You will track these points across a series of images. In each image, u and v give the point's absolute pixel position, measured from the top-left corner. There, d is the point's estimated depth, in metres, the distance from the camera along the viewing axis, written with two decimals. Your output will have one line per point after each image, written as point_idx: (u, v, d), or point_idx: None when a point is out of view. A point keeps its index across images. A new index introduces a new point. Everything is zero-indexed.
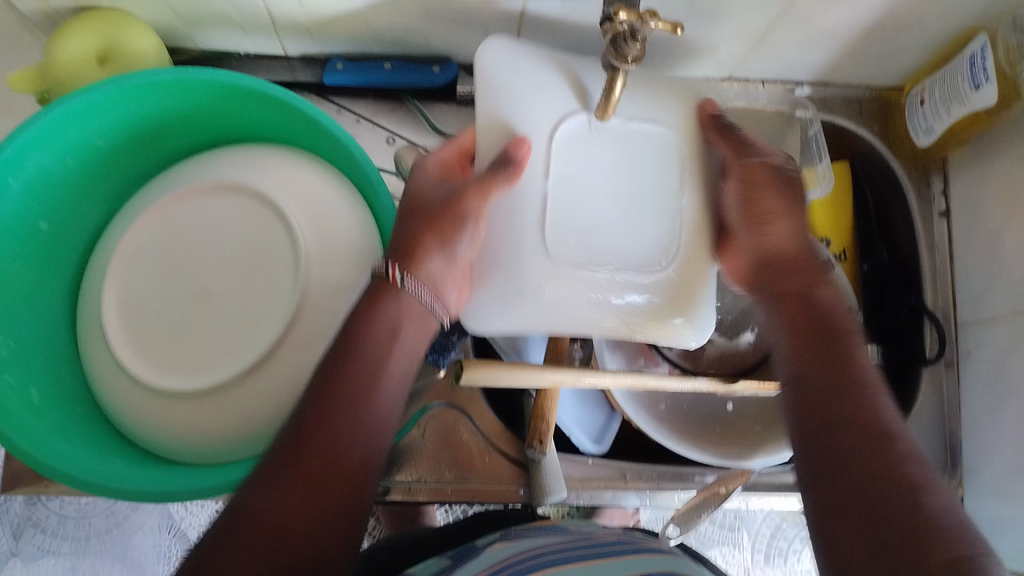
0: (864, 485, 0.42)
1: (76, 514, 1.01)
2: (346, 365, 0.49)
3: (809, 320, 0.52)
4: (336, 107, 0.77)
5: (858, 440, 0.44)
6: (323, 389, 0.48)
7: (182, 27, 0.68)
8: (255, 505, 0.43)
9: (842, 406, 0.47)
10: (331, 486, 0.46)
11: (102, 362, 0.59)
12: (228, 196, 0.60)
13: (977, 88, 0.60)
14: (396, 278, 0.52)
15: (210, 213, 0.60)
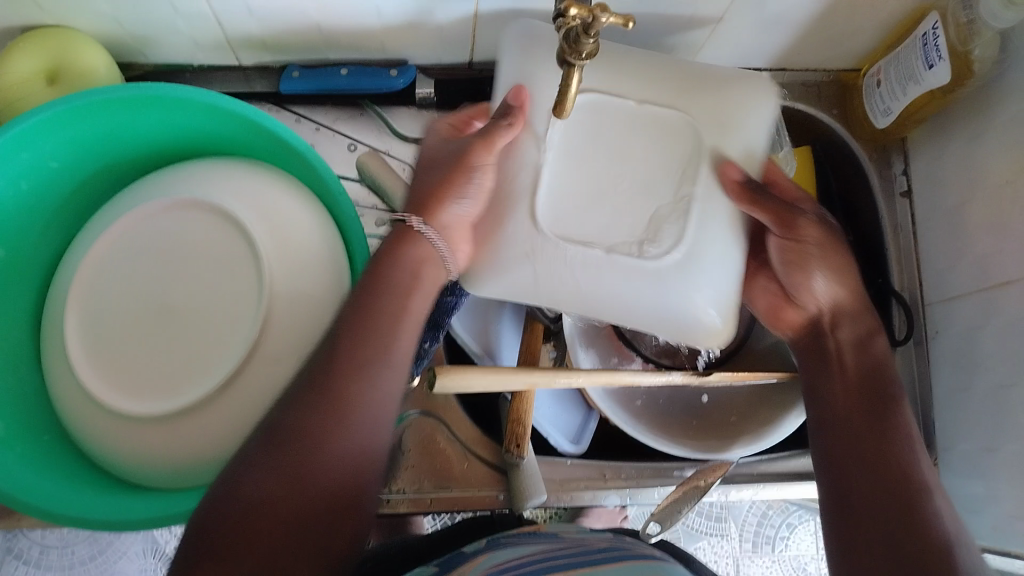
0: (888, 523, 0.50)
1: (58, 543, 0.99)
2: (348, 347, 0.49)
3: (856, 365, 0.57)
4: (295, 117, 0.71)
5: (891, 488, 0.51)
6: (323, 367, 0.48)
7: (135, 45, 0.63)
8: (249, 485, 0.44)
9: (877, 452, 0.53)
10: (319, 486, 0.45)
11: (68, 390, 0.54)
12: (193, 207, 0.56)
13: (930, 67, 0.59)
14: (415, 223, 0.52)
15: (178, 222, 0.56)
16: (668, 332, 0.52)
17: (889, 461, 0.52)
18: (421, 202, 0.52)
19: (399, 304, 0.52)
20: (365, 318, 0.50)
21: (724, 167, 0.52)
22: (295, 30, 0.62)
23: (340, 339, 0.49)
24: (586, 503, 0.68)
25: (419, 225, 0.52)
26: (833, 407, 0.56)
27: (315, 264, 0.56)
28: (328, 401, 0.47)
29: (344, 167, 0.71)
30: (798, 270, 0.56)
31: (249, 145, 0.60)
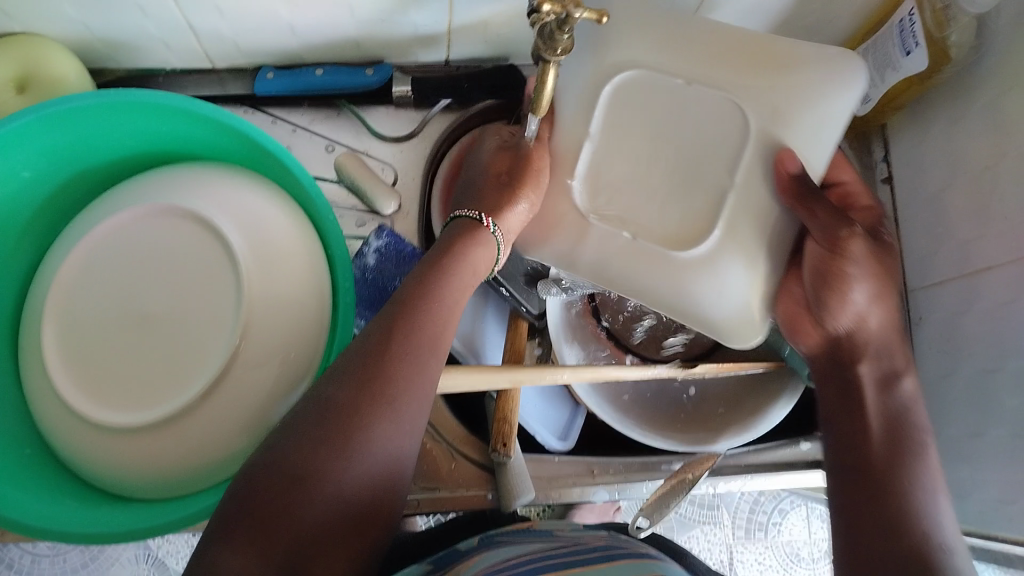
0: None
1: (50, 551, 0.99)
2: (399, 332, 0.49)
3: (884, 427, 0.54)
4: (271, 118, 0.70)
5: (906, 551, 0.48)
6: (376, 350, 0.48)
7: (105, 50, 0.63)
8: (283, 467, 0.43)
9: (895, 508, 0.50)
10: (344, 510, 0.44)
11: (48, 404, 0.53)
12: (176, 210, 0.55)
13: (908, 53, 0.59)
14: (487, 222, 0.55)
15: (163, 222, 0.55)
16: (688, 320, 0.55)
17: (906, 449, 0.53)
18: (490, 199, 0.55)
19: (446, 296, 0.52)
20: (413, 307, 0.50)
21: (781, 159, 0.52)
22: (267, 32, 0.61)
23: (394, 324, 0.49)
24: (574, 499, 0.68)
25: (492, 226, 0.55)
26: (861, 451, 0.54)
27: (294, 266, 0.55)
28: (379, 385, 0.46)
29: (322, 168, 0.70)
30: (829, 288, 0.53)
31: (225, 149, 0.59)
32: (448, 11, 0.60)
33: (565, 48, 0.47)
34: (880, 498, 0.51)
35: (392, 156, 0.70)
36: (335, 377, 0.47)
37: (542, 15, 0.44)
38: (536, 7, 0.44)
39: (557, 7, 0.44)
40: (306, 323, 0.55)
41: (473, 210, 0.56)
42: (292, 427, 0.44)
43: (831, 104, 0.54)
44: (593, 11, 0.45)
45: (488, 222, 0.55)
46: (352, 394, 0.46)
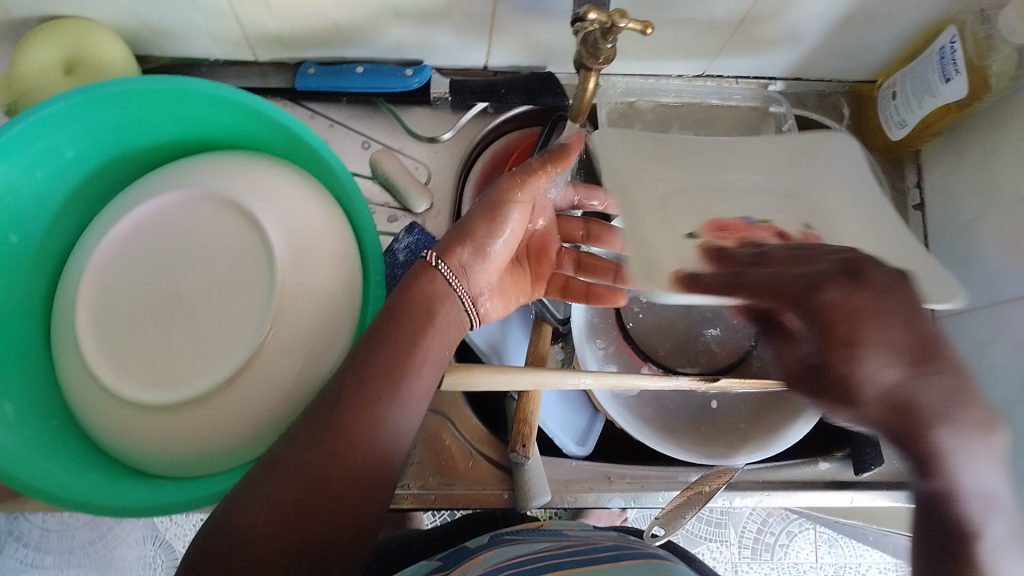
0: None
1: (60, 527, 1.00)
2: (357, 384, 0.47)
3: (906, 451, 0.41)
4: (309, 113, 0.70)
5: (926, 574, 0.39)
6: (329, 405, 0.46)
7: (151, 37, 0.64)
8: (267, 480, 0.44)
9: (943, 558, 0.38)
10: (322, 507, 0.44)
11: (78, 380, 0.54)
12: (209, 203, 0.56)
13: (947, 81, 0.59)
14: (430, 258, 0.53)
15: (182, 220, 0.56)
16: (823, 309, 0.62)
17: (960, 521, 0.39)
18: (452, 241, 0.54)
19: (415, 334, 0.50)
20: (383, 359, 0.48)
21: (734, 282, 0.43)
22: (312, 27, 0.62)
23: (350, 384, 0.47)
24: (590, 504, 0.68)
25: (436, 262, 0.53)
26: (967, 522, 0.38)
27: (328, 260, 0.56)
28: (335, 443, 0.45)
29: (356, 163, 0.70)
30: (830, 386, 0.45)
31: (264, 139, 0.60)
32: (491, 16, 0.61)
33: (608, 57, 0.49)
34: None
35: (427, 155, 0.71)
36: (291, 437, 0.45)
37: (587, 23, 0.46)
38: (581, 15, 0.46)
39: (603, 16, 0.45)
40: (337, 313, 0.55)
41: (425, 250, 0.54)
42: (239, 495, 0.44)
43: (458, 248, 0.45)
44: (638, 22, 0.46)
45: (433, 259, 0.53)
46: (300, 452, 0.44)
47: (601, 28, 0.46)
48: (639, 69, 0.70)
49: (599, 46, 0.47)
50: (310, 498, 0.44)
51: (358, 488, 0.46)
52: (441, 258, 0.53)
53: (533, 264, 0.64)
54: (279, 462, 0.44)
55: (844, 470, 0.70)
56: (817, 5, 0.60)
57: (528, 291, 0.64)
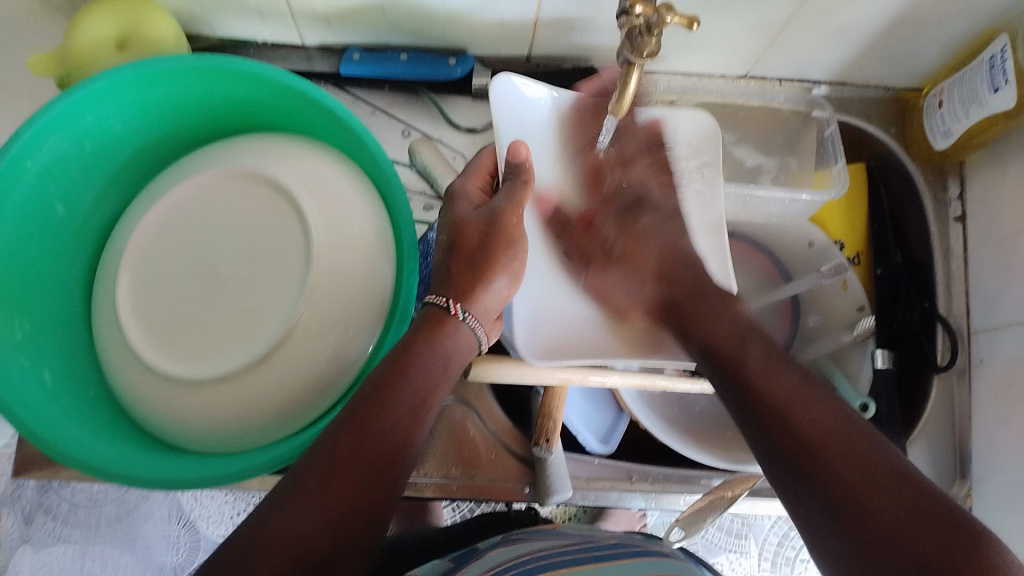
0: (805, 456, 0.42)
1: (87, 502, 1.00)
2: (342, 445, 0.44)
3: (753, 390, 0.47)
4: (351, 98, 0.71)
5: (792, 462, 0.43)
6: (319, 468, 0.42)
7: (201, 16, 0.64)
8: (286, 507, 0.41)
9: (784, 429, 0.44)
10: (340, 524, 0.41)
11: (115, 351, 0.55)
12: (243, 186, 0.57)
13: (996, 91, 0.58)
14: (457, 311, 0.54)
15: (215, 208, 0.56)
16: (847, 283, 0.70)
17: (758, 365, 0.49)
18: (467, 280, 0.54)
19: (411, 404, 0.48)
20: (374, 405, 0.46)
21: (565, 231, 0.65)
22: (360, 12, 0.63)
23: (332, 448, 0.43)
24: (610, 502, 0.68)
25: (460, 313, 0.54)
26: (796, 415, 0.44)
27: (365, 245, 0.56)
28: (327, 505, 0.41)
29: (397, 152, 0.71)
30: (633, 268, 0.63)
31: (307, 121, 0.60)
32: (537, 7, 0.61)
33: (652, 52, 0.48)
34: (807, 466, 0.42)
35: (466, 146, 0.71)
36: (279, 501, 0.41)
37: (633, 15, 0.46)
38: (628, 7, 0.46)
39: (650, 9, 0.45)
40: (371, 298, 0.56)
41: (442, 296, 0.54)
42: (217, 564, 0.38)
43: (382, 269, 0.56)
44: (684, 17, 0.45)
45: (459, 311, 0.54)
46: (320, 474, 0.42)
47: (647, 22, 0.46)
48: (682, 65, 0.70)
49: (644, 40, 0.47)
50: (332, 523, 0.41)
51: (348, 557, 0.41)
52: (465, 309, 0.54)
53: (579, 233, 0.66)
54: (270, 529, 0.40)
55: None
56: (867, 8, 0.60)
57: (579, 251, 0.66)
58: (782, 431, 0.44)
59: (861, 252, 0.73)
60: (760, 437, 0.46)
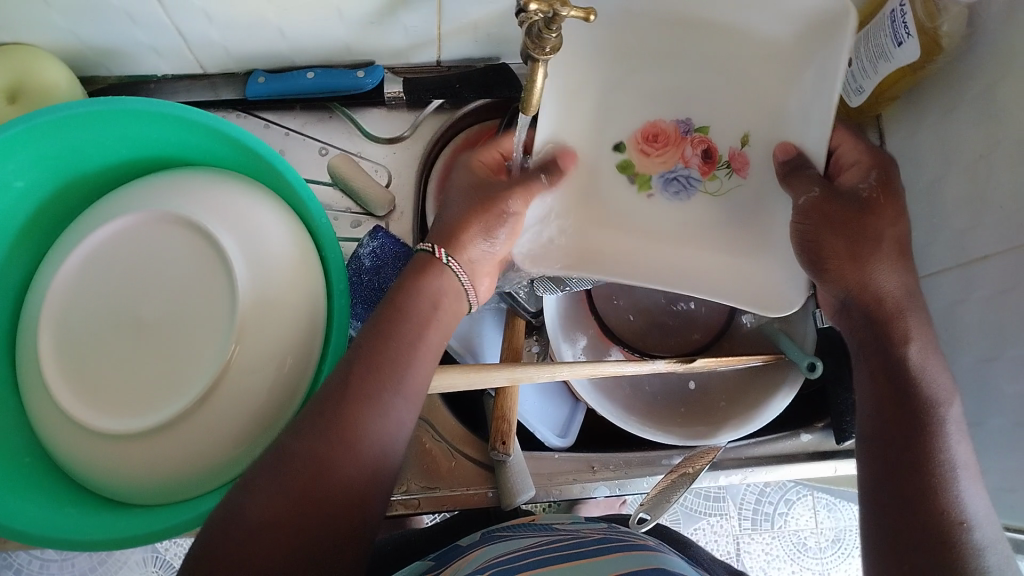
0: (899, 451, 0.49)
1: (58, 556, 0.98)
2: (319, 442, 0.46)
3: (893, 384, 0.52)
4: (263, 123, 0.70)
5: (891, 436, 0.50)
6: (298, 460, 0.45)
7: (95, 57, 0.62)
8: (279, 481, 0.44)
9: (903, 416, 0.50)
10: (326, 520, 0.45)
11: (45, 410, 0.53)
12: (158, 226, 0.55)
13: (900, 44, 0.58)
14: (442, 256, 0.55)
15: (137, 244, 0.55)
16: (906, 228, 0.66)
17: (920, 399, 0.50)
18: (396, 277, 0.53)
19: (398, 370, 0.50)
20: (367, 389, 0.48)
21: (643, 147, 0.63)
22: (259, 37, 0.61)
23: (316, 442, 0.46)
24: (574, 495, 0.68)
25: (445, 258, 0.55)
26: (888, 389, 0.52)
27: (290, 271, 0.55)
28: (319, 474, 0.45)
29: (315, 171, 0.70)
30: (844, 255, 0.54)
31: (215, 152, 0.59)
32: (438, 12, 0.60)
33: (554, 47, 0.48)
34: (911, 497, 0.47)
35: (385, 157, 0.70)
36: (255, 480, 0.44)
37: (530, 14, 0.45)
38: (523, 6, 0.45)
39: (544, 6, 0.44)
40: (303, 326, 0.55)
41: (430, 244, 0.56)
42: (225, 520, 0.43)
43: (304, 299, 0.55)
44: (580, 9, 0.45)
45: (444, 256, 0.55)
46: (303, 464, 0.45)
47: (543, 19, 0.45)
48: None
49: (544, 36, 0.46)
50: (314, 510, 0.44)
51: (342, 543, 0.45)
52: (449, 253, 0.55)
53: (664, 150, 0.63)
54: (243, 520, 0.43)
55: (826, 440, 0.70)
56: None
57: (668, 165, 0.64)
58: (909, 480, 0.48)
59: None
60: (889, 425, 0.51)
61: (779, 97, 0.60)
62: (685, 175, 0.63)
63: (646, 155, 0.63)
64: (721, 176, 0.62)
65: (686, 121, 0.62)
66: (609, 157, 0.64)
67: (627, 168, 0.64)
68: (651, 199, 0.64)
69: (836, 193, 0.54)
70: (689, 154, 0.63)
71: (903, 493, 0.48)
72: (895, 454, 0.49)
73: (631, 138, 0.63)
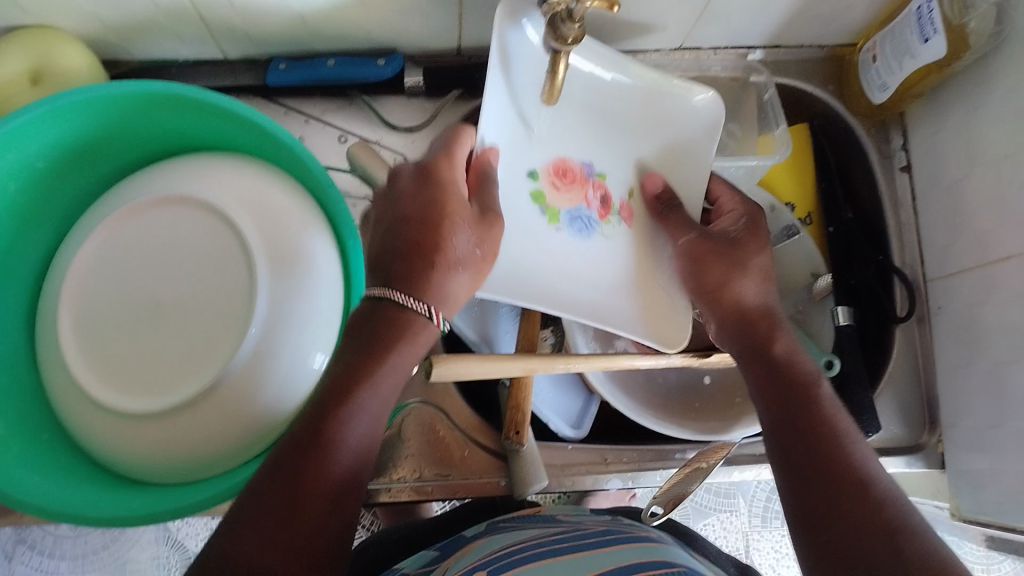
0: (814, 455, 0.49)
1: (71, 533, 0.98)
2: (288, 467, 0.44)
3: (791, 401, 0.53)
4: (283, 109, 0.70)
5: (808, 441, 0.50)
6: (284, 469, 0.44)
7: (117, 40, 0.63)
8: (260, 497, 0.43)
9: (810, 424, 0.51)
10: (304, 523, 0.43)
11: (65, 391, 0.54)
12: (177, 211, 0.55)
13: (926, 41, 0.58)
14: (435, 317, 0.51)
15: (156, 229, 0.55)
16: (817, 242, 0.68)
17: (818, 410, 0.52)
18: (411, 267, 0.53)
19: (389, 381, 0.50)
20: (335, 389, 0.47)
21: (552, 183, 0.65)
22: (281, 23, 0.61)
23: (277, 472, 0.44)
24: (587, 487, 0.68)
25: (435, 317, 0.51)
26: (789, 405, 0.53)
27: (308, 257, 0.55)
28: (297, 481, 0.44)
29: (335, 157, 0.70)
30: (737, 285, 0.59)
31: (234, 136, 0.59)
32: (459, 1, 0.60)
33: (576, 38, 0.48)
34: (852, 504, 0.46)
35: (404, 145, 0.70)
36: (246, 504, 0.43)
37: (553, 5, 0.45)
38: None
39: None
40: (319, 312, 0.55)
41: (426, 303, 0.51)
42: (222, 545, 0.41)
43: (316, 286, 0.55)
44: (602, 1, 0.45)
45: (436, 316, 0.51)
46: (285, 472, 0.44)
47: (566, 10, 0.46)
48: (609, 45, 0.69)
49: (566, 26, 0.47)
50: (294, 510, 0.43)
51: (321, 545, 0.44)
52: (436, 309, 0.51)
53: (566, 191, 0.65)
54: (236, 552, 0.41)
55: None
56: None
57: (569, 205, 0.65)
58: (830, 478, 0.48)
59: (812, 212, 0.73)
60: (802, 432, 0.51)
61: (676, 176, 0.67)
62: (587, 215, 0.65)
63: (547, 193, 0.64)
64: (615, 221, 0.65)
65: (589, 165, 0.66)
66: (524, 184, 0.63)
67: (539, 199, 0.64)
68: (560, 232, 0.64)
69: (711, 235, 0.60)
70: (591, 196, 0.65)
71: (827, 489, 0.47)
72: (810, 457, 0.49)
73: (543, 170, 0.64)
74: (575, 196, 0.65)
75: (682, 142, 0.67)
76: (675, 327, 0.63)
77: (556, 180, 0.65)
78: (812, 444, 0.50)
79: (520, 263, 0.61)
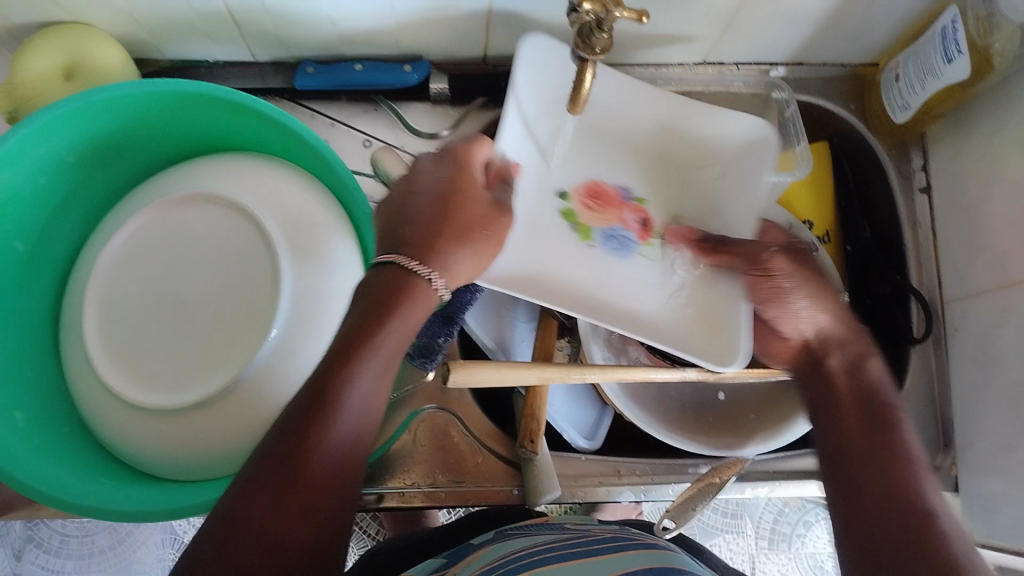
0: (879, 484, 0.51)
1: (79, 533, 0.98)
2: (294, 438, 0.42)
3: (863, 430, 0.54)
4: (310, 112, 0.71)
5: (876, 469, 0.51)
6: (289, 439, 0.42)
7: (149, 39, 0.64)
8: (269, 467, 0.41)
9: (880, 454, 0.52)
10: (311, 508, 0.41)
11: (87, 382, 0.54)
12: (203, 207, 0.56)
13: (950, 61, 0.58)
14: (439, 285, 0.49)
15: (181, 224, 0.56)
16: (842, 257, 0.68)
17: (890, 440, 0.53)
18: None
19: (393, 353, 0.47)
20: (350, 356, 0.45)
21: (586, 205, 0.68)
22: (312, 27, 0.62)
23: (285, 451, 0.41)
24: (600, 498, 0.68)
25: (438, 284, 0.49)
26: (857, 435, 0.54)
27: (329, 258, 0.55)
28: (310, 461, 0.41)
29: (359, 161, 0.71)
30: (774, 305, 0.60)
31: (260, 137, 0.60)
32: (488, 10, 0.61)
33: (604, 48, 0.49)
34: (912, 531, 0.47)
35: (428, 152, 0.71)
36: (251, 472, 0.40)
37: (583, 14, 0.46)
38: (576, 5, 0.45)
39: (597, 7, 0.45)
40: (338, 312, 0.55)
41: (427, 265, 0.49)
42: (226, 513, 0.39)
43: (335, 286, 0.55)
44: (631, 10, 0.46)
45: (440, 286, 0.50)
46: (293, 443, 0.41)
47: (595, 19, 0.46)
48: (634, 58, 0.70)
49: (595, 35, 0.47)
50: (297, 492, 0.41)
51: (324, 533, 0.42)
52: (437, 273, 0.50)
53: (603, 214, 0.68)
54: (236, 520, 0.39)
55: None
56: None
57: (607, 225, 0.68)
58: (889, 506, 0.49)
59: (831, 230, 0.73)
60: (869, 461, 0.52)
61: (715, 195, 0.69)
62: (622, 235, 0.68)
63: (585, 212, 0.68)
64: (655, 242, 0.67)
65: (626, 191, 0.70)
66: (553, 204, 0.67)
67: (569, 215, 0.67)
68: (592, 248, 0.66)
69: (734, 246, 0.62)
70: (627, 218, 0.69)
71: (885, 515, 0.49)
72: (874, 484, 0.51)
73: (576, 193, 0.69)
74: (610, 218, 0.68)
75: (710, 163, 0.70)
76: (725, 346, 0.61)
77: (587, 202, 0.68)
78: (878, 474, 0.51)
79: (542, 272, 0.64)
